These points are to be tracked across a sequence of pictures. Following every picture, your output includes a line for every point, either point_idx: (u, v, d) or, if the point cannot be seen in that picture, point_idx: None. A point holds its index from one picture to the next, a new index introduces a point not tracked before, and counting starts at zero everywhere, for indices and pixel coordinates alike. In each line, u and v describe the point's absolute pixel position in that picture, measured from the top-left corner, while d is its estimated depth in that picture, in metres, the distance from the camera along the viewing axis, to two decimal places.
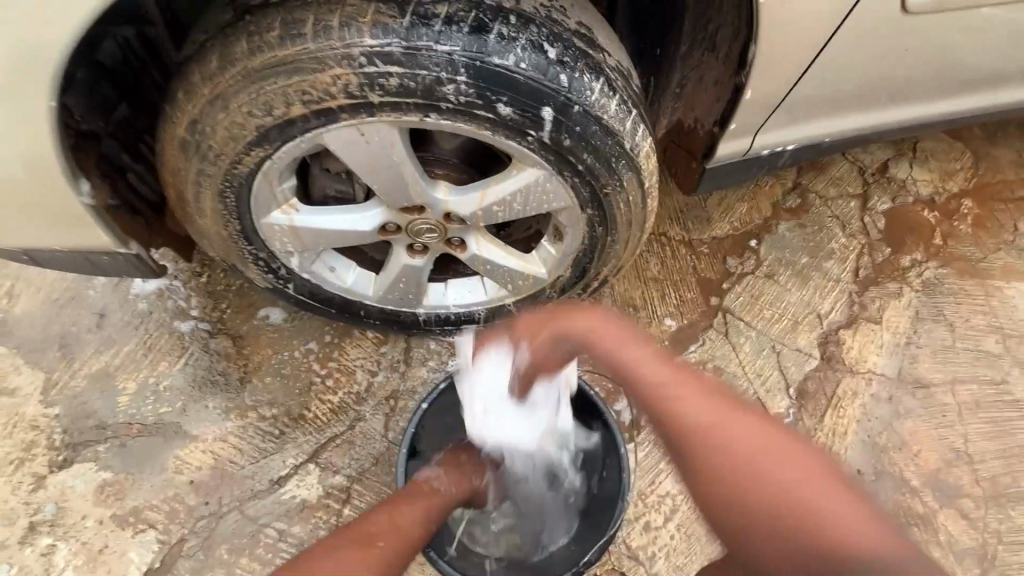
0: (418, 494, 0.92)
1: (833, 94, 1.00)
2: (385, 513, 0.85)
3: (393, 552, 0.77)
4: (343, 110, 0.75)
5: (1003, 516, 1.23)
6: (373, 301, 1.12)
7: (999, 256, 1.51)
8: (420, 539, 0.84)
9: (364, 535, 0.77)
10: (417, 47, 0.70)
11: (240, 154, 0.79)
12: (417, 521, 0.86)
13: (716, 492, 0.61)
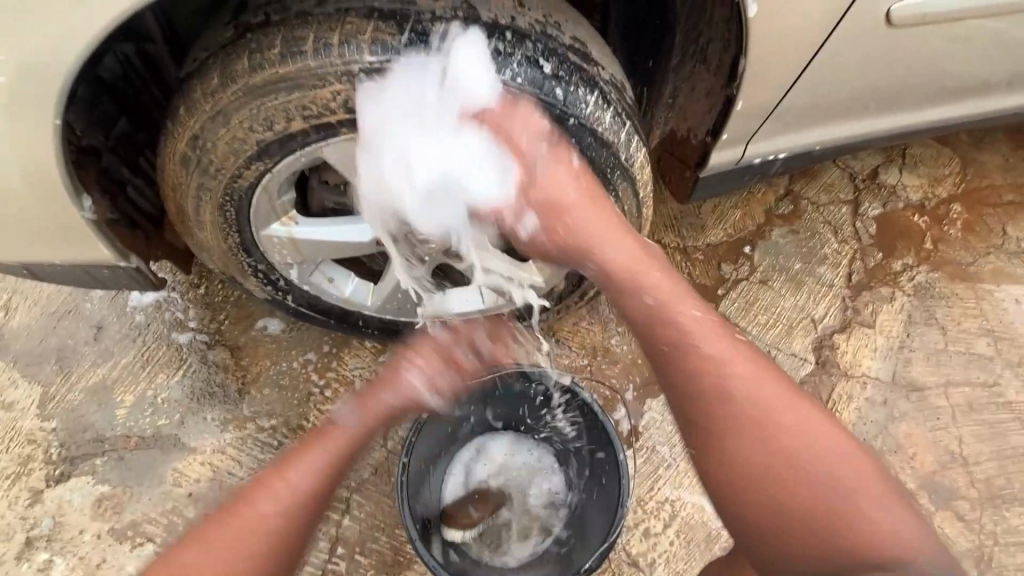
0: (315, 443, 0.86)
1: (822, 104, 1.02)
2: (269, 474, 0.81)
3: (272, 524, 0.77)
4: (343, 125, 0.76)
5: (998, 517, 1.24)
6: (371, 310, 1.13)
7: (988, 259, 1.53)
8: (316, 492, 0.82)
9: (237, 507, 0.78)
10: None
11: (240, 168, 0.80)
12: (307, 471, 0.82)
13: (750, 478, 0.71)
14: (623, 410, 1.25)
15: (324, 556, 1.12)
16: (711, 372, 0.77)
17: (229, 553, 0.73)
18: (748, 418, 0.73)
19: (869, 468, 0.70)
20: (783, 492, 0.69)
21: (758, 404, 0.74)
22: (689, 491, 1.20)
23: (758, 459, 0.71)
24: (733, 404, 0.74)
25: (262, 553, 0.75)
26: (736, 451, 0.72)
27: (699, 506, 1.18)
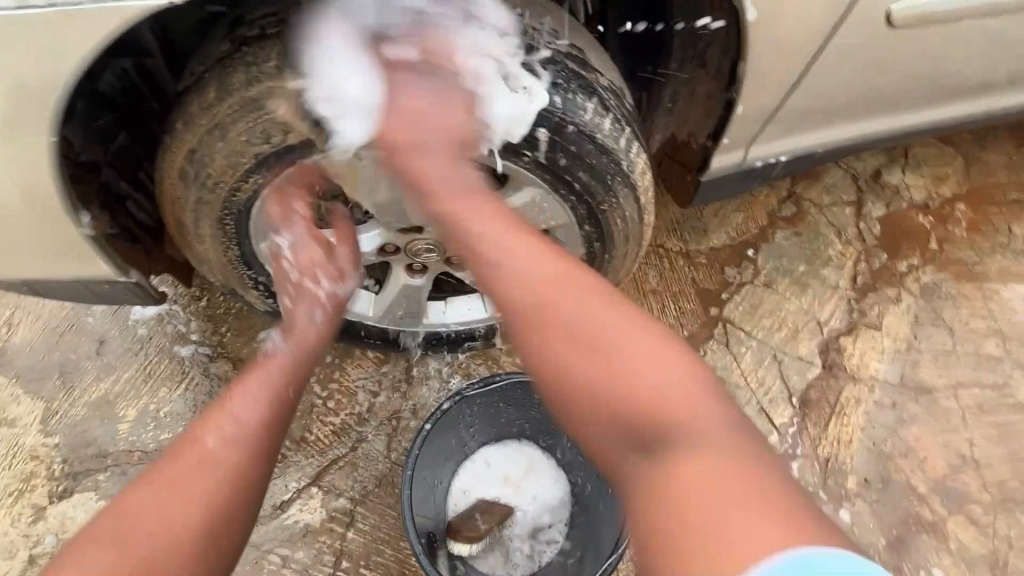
0: (252, 376, 0.80)
1: (822, 106, 1.02)
2: (210, 413, 0.74)
3: (228, 454, 0.70)
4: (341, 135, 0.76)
5: (1012, 521, 1.22)
6: (373, 321, 1.13)
7: (995, 258, 1.51)
8: (266, 419, 0.75)
9: (188, 447, 0.70)
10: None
11: (238, 182, 0.80)
12: (251, 399, 0.76)
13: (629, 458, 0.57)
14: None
15: (329, 570, 1.10)
16: (516, 292, 0.67)
17: (187, 491, 0.66)
18: (599, 343, 0.61)
19: (788, 485, 0.52)
20: (638, 436, 0.57)
21: (642, 345, 0.61)
22: None
23: (590, 381, 0.61)
24: (553, 325, 0.64)
25: (226, 484, 0.68)
26: (551, 364, 0.63)
27: None
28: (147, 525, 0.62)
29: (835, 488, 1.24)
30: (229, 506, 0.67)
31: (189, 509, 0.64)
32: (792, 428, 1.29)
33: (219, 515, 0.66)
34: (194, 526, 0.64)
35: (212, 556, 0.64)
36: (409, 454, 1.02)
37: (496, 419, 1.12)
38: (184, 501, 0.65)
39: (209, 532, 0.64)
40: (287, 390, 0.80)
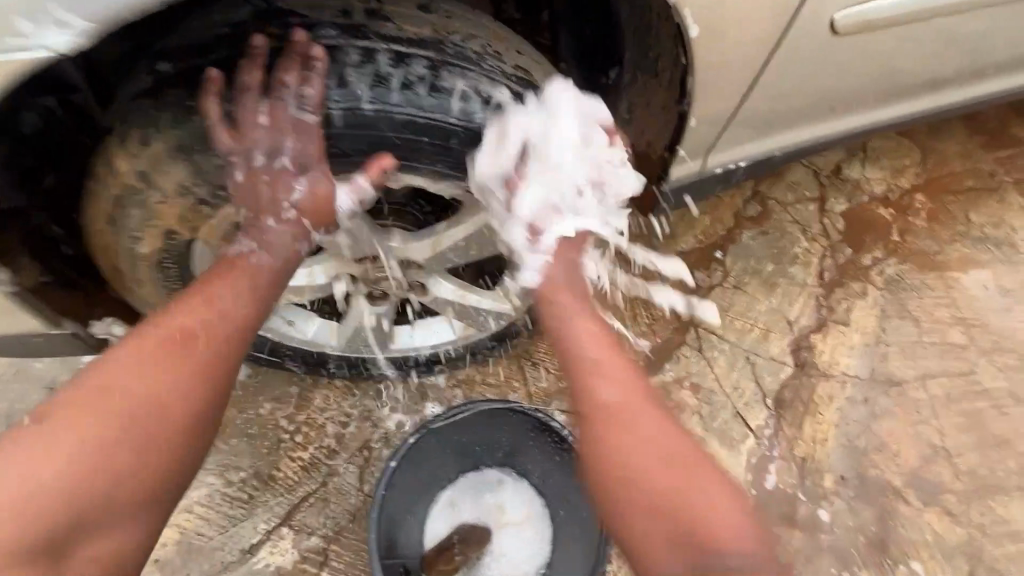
0: (238, 273, 0.77)
1: (776, 113, 1.02)
2: (197, 304, 0.73)
3: (215, 353, 0.72)
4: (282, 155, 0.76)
5: (984, 509, 1.23)
6: (336, 350, 1.09)
7: (954, 247, 1.54)
8: (249, 323, 0.76)
9: (179, 339, 0.70)
10: (353, 109, 0.72)
11: (173, 225, 0.78)
12: (240, 299, 0.76)
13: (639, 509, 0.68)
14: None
15: None
16: (603, 390, 0.75)
17: (179, 388, 0.69)
18: (676, 457, 0.70)
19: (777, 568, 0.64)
20: (684, 538, 0.64)
21: (651, 423, 0.72)
22: None
23: (654, 480, 0.68)
24: (629, 428, 0.71)
25: (209, 380, 0.71)
26: (622, 454, 0.70)
27: None
28: (142, 414, 0.66)
29: (812, 488, 1.24)
30: (212, 404, 0.72)
31: (177, 403, 0.68)
32: (768, 430, 1.29)
33: (200, 412, 0.70)
34: (180, 420, 0.68)
35: (191, 445, 0.70)
36: (375, 494, 0.99)
37: (469, 449, 1.09)
38: (174, 394, 0.68)
39: (189, 425, 0.69)
40: (272, 292, 0.80)
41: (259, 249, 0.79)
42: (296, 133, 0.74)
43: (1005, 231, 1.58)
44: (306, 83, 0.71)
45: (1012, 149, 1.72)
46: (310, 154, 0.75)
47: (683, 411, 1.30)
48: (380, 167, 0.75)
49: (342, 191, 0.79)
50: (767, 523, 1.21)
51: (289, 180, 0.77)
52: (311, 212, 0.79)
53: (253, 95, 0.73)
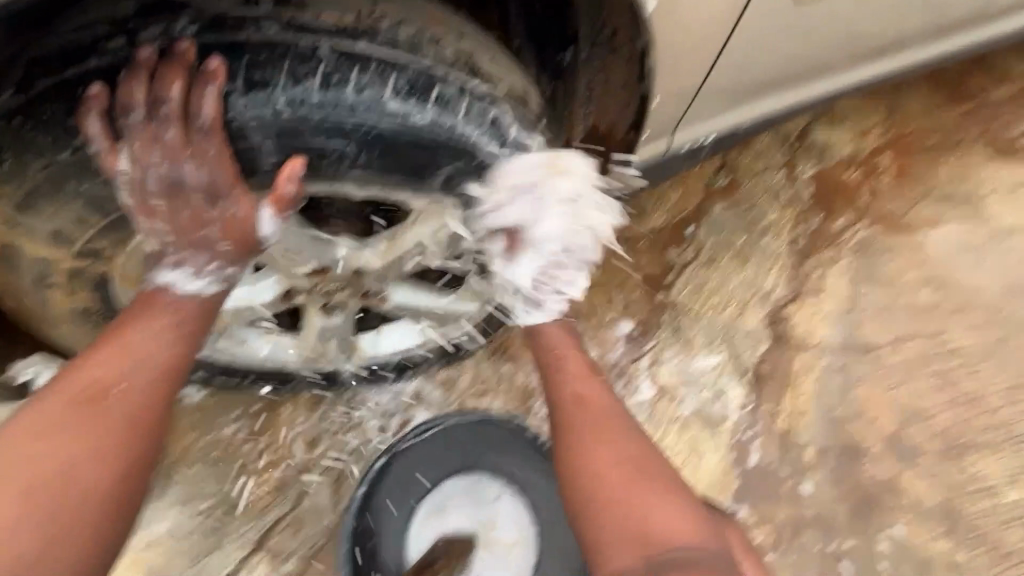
0: (153, 315, 0.72)
1: (745, 84, 0.97)
2: (108, 354, 0.68)
3: (134, 404, 0.68)
4: (188, 172, 0.68)
5: (960, 467, 1.25)
6: (295, 366, 1.03)
7: (921, 206, 1.54)
8: (171, 367, 0.71)
9: (90, 397, 0.66)
10: (272, 117, 0.64)
11: (77, 257, 0.71)
12: (157, 343, 0.71)
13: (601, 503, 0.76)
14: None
15: None
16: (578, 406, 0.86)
17: (98, 449, 0.64)
18: (647, 465, 0.79)
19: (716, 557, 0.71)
20: (640, 528, 0.72)
21: (611, 434, 0.82)
22: None
23: (623, 479, 0.77)
24: (602, 438, 0.82)
25: (134, 434, 0.67)
26: (593, 457, 0.81)
27: None
28: (54, 483, 0.61)
29: (794, 461, 1.23)
30: (137, 465, 0.67)
31: (99, 467, 0.64)
32: (748, 407, 1.28)
33: (126, 474, 0.65)
34: (101, 488, 0.63)
35: (116, 515, 0.64)
36: (345, 523, 0.96)
37: (454, 466, 1.04)
38: (94, 458, 0.63)
39: (114, 493, 0.64)
40: (200, 335, 0.75)
41: (186, 278, 0.74)
42: (202, 159, 0.67)
43: (970, 187, 1.58)
44: (199, 104, 0.63)
45: (973, 102, 1.72)
46: (220, 177, 0.67)
47: (663, 394, 1.27)
48: (293, 175, 0.67)
49: (263, 212, 0.71)
50: (750, 501, 1.20)
51: (205, 206, 0.70)
52: (233, 235, 0.72)
53: (140, 116, 0.65)
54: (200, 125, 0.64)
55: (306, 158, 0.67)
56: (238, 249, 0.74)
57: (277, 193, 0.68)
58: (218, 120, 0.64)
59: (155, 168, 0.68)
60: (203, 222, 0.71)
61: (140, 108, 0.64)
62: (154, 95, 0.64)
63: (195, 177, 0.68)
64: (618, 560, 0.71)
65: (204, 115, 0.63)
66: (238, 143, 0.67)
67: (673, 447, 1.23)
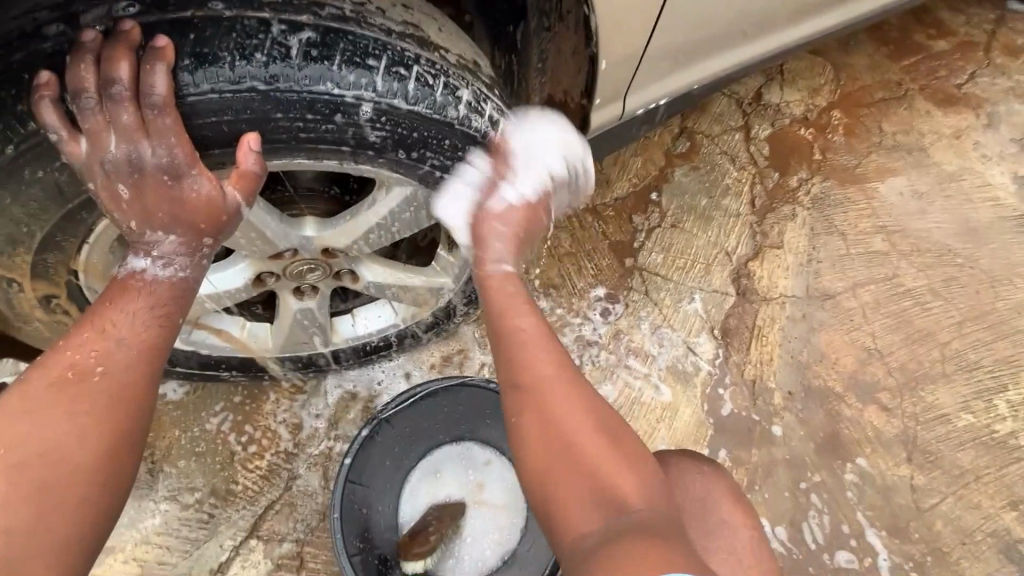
0: (130, 297, 0.68)
1: (688, 44, 1.00)
2: (86, 336, 0.65)
3: (119, 384, 0.64)
4: (153, 161, 0.65)
5: (917, 399, 1.32)
6: (274, 353, 1.04)
7: (870, 158, 1.61)
8: (155, 347, 0.67)
9: (74, 375, 0.62)
10: (222, 91, 0.64)
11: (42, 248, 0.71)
12: (139, 323, 0.67)
13: (555, 470, 0.68)
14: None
15: None
16: (539, 365, 0.73)
17: (81, 434, 0.60)
18: (605, 419, 0.71)
19: (676, 531, 0.63)
20: (595, 492, 0.65)
21: (567, 404, 0.71)
22: None
23: (578, 446, 0.68)
24: (560, 393, 0.72)
25: (121, 413, 0.63)
26: (547, 420, 0.70)
27: None
28: (42, 462, 0.57)
29: (764, 407, 1.29)
30: (127, 449, 0.62)
31: (87, 450, 0.60)
32: (719, 359, 1.33)
33: (118, 457, 0.61)
34: (83, 482, 0.58)
35: (105, 503, 0.60)
36: (334, 493, 0.97)
37: (437, 432, 1.08)
38: (78, 440, 0.60)
39: (100, 485, 0.59)
40: (179, 315, 0.71)
41: (154, 263, 0.70)
42: (158, 139, 0.63)
43: (915, 137, 1.65)
44: (149, 83, 0.61)
45: (914, 58, 1.79)
46: (179, 156, 0.64)
47: (637, 354, 1.32)
48: (251, 149, 0.66)
49: (228, 194, 0.68)
50: (726, 447, 1.25)
51: (170, 189, 0.66)
52: (202, 219, 0.69)
53: (93, 100, 0.62)
54: (152, 102, 0.62)
55: (260, 133, 0.67)
56: (202, 231, 0.70)
57: (239, 171, 0.67)
58: (170, 97, 0.62)
59: (113, 153, 0.64)
60: (168, 207, 0.67)
61: (91, 92, 0.62)
62: (104, 78, 0.61)
63: (156, 159, 0.64)
64: (580, 524, 0.64)
65: (156, 91, 0.61)
66: (194, 122, 0.65)
67: (650, 404, 1.28)
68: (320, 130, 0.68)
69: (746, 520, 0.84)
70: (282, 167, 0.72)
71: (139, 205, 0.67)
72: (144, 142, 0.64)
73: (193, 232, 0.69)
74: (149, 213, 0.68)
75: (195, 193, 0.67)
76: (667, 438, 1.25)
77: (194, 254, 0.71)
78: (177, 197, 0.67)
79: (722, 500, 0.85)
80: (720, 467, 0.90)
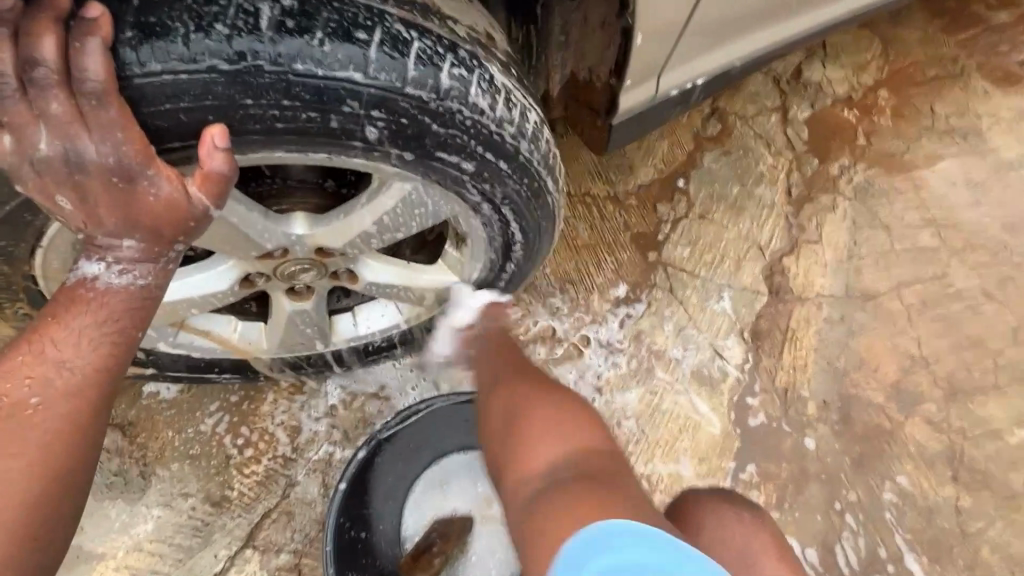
0: (76, 310, 0.61)
1: (732, 14, 0.88)
2: (21, 358, 0.59)
3: (57, 410, 0.58)
4: (97, 160, 0.54)
5: (964, 412, 1.22)
6: (268, 354, 0.96)
7: (921, 143, 1.46)
8: (103, 368, 0.61)
9: (3, 408, 0.57)
10: (176, 72, 0.54)
11: None
12: (84, 341, 0.61)
13: (498, 444, 0.76)
14: (573, 376, 1.19)
15: None
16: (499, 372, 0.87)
17: (14, 464, 0.55)
18: (547, 397, 0.79)
19: (594, 473, 0.65)
20: (521, 453, 0.71)
21: (514, 391, 0.81)
22: (662, 462, 1.16)
23: (515, 418, 0.76)
24: (513, 387, 0.82)
25: (58, 440, 0.58)
26: (497, 407, 0.81)
27: (674, 474, 1.15)
28: None
29: (796, 417, 1.20)
30: (64, 485, 0.57)
31: (15, 491, 0.55)
32: (748, 364, 1.23)
33: (55, 493, 0.57)
34: (18, 510, 0.54)
35: (49, 530, 0.56)
36: (327, 525, 0.87)
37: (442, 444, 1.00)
38: (6, 480, 0.54)
39: (39, 514, 0.55)
40: (133, 330, 0.64)
41: (111, 269, 0.62)
42: (101, 134, 0.53)
43: (971, 120, 1.50)
44: (83, 65, 0.50)
45: (973, 30, 1.62)
46: (128, 153, 0.54)
47: (659, 358, 1.22)
48: (216, 147, 0.54)
49: (193, 195, 0.58)
50: (755, 460, 1.16)
51: (120, 191, 0.56)
52: (163, 223, 0.59)
53: (12, 86, 0.50)
54: (89, 90, 0.51)
55: (228, 123, 0.57)
56: (163, 236, 0.61)
57: (204, 171, 0.56)
58: (111, 81, 0.52)
59: (46, 151, 0.53)
60: (122, 211, 0.58)
61: (9, 75, 0.50)
62: (24, 58, 0.49)
63: (101, 157, 0.54)
64: (538, 461, 0.69)
65: (91, 76, 0.51)
66: (144, 110, 0.55)
67: (673, 412, 1.19)
68: (300, 118, 0.58)
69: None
70: (260, 159, 0.62)
71: (89, 209, 0.58)
72: (83, 137, 0.53)
73: (156, 238, 0.61)
74: (102, 217, 0.58)
75: (152, 197, 0.57)
76: (690, 449, 1.17)
77: (158, 259, 0.63)
78: (131, 201, 0.57)
79: (764, 555, 0.75)
80: (763, 514, 0.82)
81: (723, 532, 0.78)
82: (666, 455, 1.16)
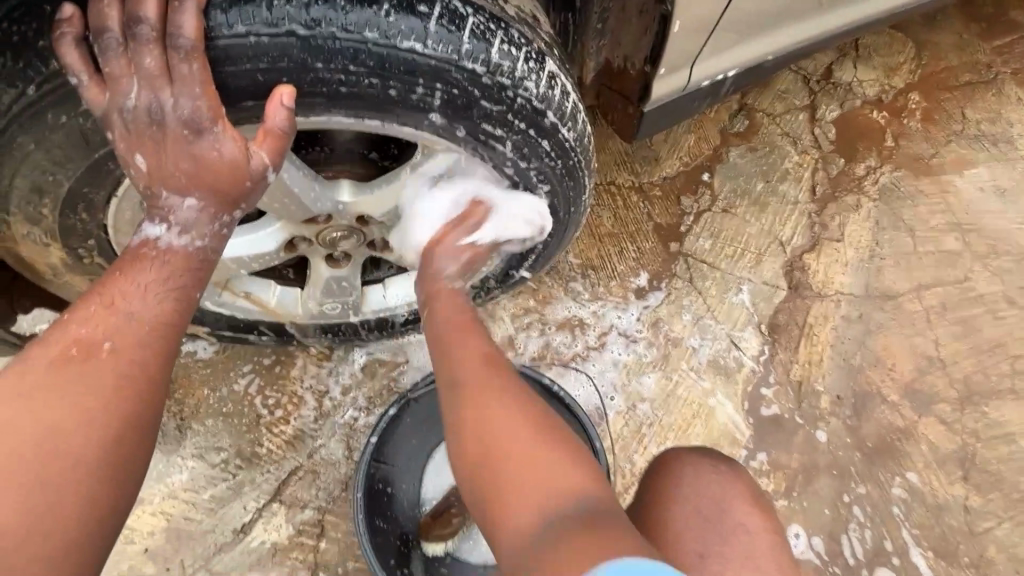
0: (142, 266, 0.65)
1: (767, 7, 0.90)
2: (94, 309, 0.62)
3: (128, 357, 0.61)
4: (178, 114, 0.60)
5: (978, 414, 1.23)
6: (302, 319, 1.01)
7: (949, 147, 1.46)
8: (170, 319, 0.64)
9: (77, 354, 0.59)
10: (259, 34, 0.58)
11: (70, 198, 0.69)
12: (151, 296, 0.64)
13: (480, 473, 0.62)
14: (592, 359, 1.22)
15: None
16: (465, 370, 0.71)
17: (92, 403, 0.57)
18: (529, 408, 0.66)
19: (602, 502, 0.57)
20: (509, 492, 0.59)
21: (491, 406, 0.66)
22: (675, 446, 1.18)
23: (495, 437, 0.63)
24: (490, 395, 0.67)
25: (130, 384, 0.60)
26: (470, 421, 0.66)
27: None
28: (52, 434, 0.55)
29: (809, 410, 1.22)
30: (137, 425, 0.59)
31: (93, 431, 0.56)
32: (764, 356, 1.25)
33: (126, 435, 0.58)
34: (97, 448, 0.56)
35: (128, 470, 0.57)
36: (358, 472, 0.94)
37: None
38: (85, 420, 0.56)
39: (116, 453, 0.57)
40: (192, 288, 0.68)
41: (172, 231, 0.66)
42: (182, 87, 0.58)
43: (1003, 127, 1.49)
44: (178, 23, 0.57)
45: (1008, 37, 1.61)
46: (203, 108, 0.59)
47: (676, 346, 1.25)
48: (282, 104, 0.59)
49: (253, 153, 0.63)
50: (767, 450, 1.18)
51: (189, 145, 0.61)
52: (224, 182, 0.64)
53: (117, 41, 0.57)
54: (178, 45, 0.57)
55: (295, 86, 0.62)
56: (225, 199, 0.66)
57: (267, 126, 0.61)
58: (200, 39, 0.57)
59: (134, 101, 0.59)
60: (188, 167, 0.62)
61: (115, 31, 0.57)
62: (130, 16, 0.57)
63: (179, 110, 0.59)
64: (528, 500, 0.57)
65: (185, 33, 0.57)
66: (221, 69, 0.59)
67: (687, 398, 1.21)
68: (361, 85, 0.62)
69: (767, 524, 0.76)
70: (314, 125, 0.67)
71: (157, 162, 0.62)
72: (167, 90, 0.59)
73: (213, 198, 0.65)
74: (167, 171, 0.63)
75: (215, 152, 0.62)
76: (702, 435, 1.19)
77: (212, 222, 0.67)
78: (198, 156, 0.62)
79: (738, 501, 0.77)
80: (739, 466, 0.82)
81: (701, 483, 0.78)
82: (678, 439, 1.19)
